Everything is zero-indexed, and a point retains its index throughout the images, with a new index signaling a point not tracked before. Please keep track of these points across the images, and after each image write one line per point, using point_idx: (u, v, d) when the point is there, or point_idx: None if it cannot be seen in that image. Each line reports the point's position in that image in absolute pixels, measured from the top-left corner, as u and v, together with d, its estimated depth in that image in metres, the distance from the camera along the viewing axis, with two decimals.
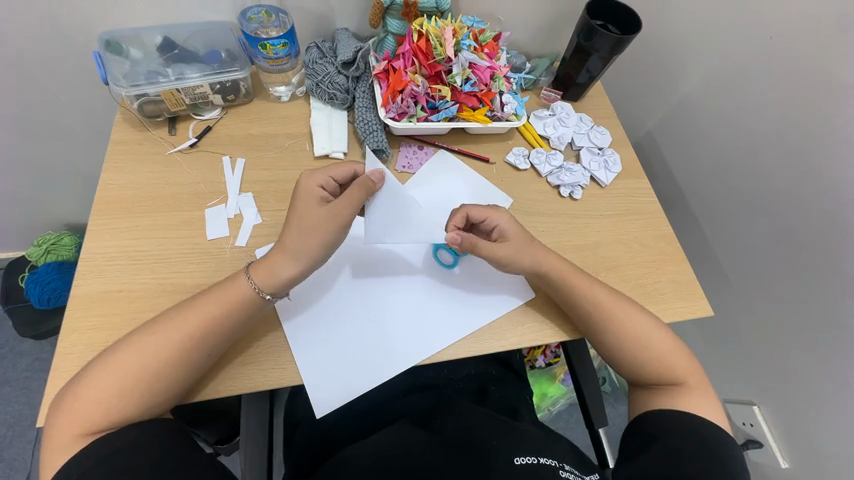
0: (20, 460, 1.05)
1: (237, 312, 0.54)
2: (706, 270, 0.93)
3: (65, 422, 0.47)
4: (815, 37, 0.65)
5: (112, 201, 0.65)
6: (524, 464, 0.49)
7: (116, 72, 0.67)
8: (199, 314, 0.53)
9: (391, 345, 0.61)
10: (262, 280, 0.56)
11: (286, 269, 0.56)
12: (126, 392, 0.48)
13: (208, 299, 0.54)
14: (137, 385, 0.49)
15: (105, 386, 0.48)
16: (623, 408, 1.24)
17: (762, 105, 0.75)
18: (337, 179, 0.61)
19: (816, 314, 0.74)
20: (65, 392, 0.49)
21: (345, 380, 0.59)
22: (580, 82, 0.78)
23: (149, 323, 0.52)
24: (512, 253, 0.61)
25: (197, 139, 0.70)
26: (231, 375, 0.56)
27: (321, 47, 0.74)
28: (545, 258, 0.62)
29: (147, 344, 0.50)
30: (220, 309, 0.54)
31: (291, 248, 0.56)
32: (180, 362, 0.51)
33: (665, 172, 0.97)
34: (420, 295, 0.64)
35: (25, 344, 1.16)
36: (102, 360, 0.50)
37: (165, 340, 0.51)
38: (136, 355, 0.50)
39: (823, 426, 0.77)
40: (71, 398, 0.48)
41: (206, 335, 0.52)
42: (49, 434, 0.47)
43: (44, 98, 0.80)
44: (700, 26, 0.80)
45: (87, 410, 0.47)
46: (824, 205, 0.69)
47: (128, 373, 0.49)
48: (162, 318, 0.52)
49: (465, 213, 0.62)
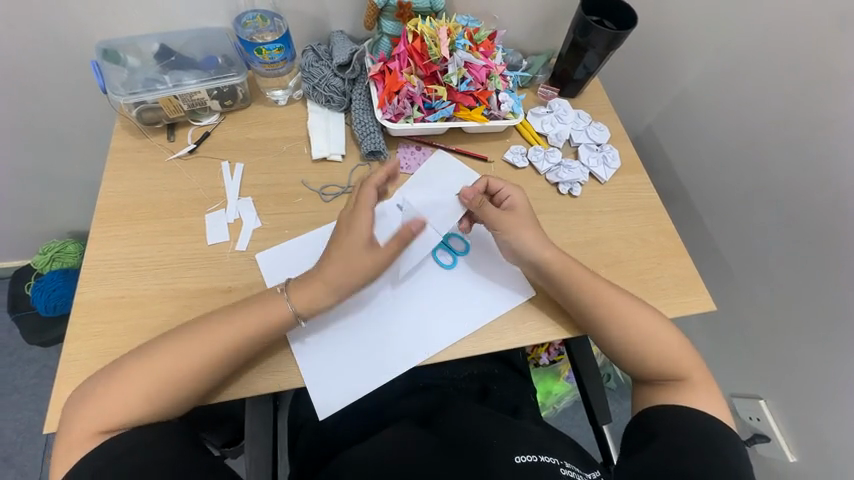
0: (30, 466, 1.07)
1: (274, 324, 0.55)
2: (709, 265, 0.93)
3: (88, 418, 0.48)
4: (814, 27, 0.65)
5: (113, 208, 0.66)
6: (523, 462, 0.48)
7: (114, 81, 0.67)
8: (239, 324, 0.54)
9: (396, 342, 0.61)
10: (301, 301, 0.56)
11: (326, 295, 0.57)
12: (156, 393, 0.50)
13: (251, 313, 0.55)
14: (169, 387, 0.50)
15: (132, 383, 0.49)
16: (628, 405, 1.24)
17: (762, 97, 0.74)
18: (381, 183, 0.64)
19: (821, 307, 0.73)
20: (90, 386, 0.50)
21: (348, 377, 0.59)
22: (577, 79, 0.77)
23: (182, 329, 0.53)
24: (519, 222, 0.63)
25: (196, 145, 0.71)
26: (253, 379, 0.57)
27: (317, 50, 0.74)
28: (546, 244, 0.62)
29: (185, 349, 0.51)
30: (260, 320, 0.55)
31: (332, 281, 0.57)
32: (220, 368, 0.53)
33: (666, 166, 0.97)
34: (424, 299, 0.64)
35: (33, 351, 1.17)
36: (140, 358, 0.51)
37: (207, 346, 0.52)
38: (166, 360, 0.51)
39: (830, 419, 0.76)
40: (100, 390, 0.49)
41: (242, 345, 0.54)
42: (68, 427, 0.48)
43: (45, 107, 0.81)
44: (698, 18, 0.79)
45: (106, 408, 0.48)
46: (827, 196, 0.68)
47: (167, 371, 0.50)
48: (206, 323, 0.54)
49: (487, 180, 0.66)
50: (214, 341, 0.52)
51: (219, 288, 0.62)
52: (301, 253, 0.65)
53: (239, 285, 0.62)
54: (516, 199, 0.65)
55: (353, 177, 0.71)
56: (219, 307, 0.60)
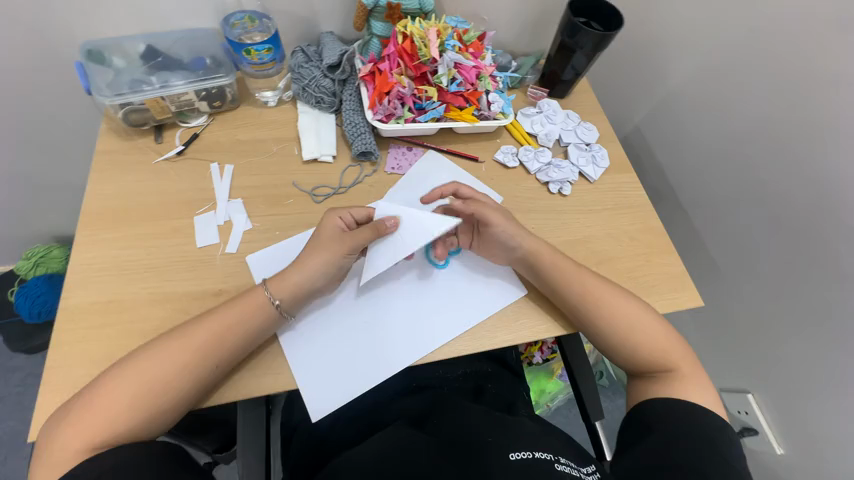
0: (14, 478, 1.04)
1: (251, 320, 0.56)
2: (696, 262, 0.94)
3: (69, 435, 0.46)
4: (795, 27, 0.67)
5: (100, 211, 0.65)
6: (519, 459, 0.49)
7: (99, 81, 0.66)
8: (218, 327, 0.54)
9: (391, 342, 0.61)
10: (276, 288, 0.57)
11: (301, 278, 0.58)
12: (139, 403, 0.49)
13: (227, 313, 0.55)
14: (150, 396, 0.49)
15: (113, 395, 0.48)
16: (620, 401, 1.25)
17: (746, 96, 0.76)
18: (355, 219, 0.64)
19: (806, 301, 0.75)
20: (68, 408, 0.48)
21: (343, 377, 0.59)
22: (565, 79, 0.78)
23: (159, 340, 0.53)
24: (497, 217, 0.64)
25: (184, 147, 0.70)
26: (238, 383, 0.56)
27: (307, 51, 0.74)
28: (526, 237, 0.64)
29: (162, 356, 0.51)
30: (238, 320, 0.55)
31: (306, 263, 0.59)
32: (200, 370, 0.52)
33: (653, 166, 0.98)
34: (416, 302, 0.64)
35: (16, 359, 1.14)
36: (118, 371, 0.50)
37: (185, 350, 0.52)
38: (144, 371, 0.50)
39: (816, 410, 0.78)
40: (79, 407, 0.48)
41: (219, 345, 0.53)
42: (48, 448, 0.46)
43: (27, 109, 0.80)
44: (682, 20, 0.81)
45: (88, 424, 0.46)
46: (811, 192, 0.70)
47: (146, 379, 0.50)
48: (181, 330, 0.53)
49: (456, 187, 0.68)
50: (190, 346, 0.52)
51: (210, 291, 0.61)
52: (294, 254, 0.65)
53: (230, 288, 0.61)
54: (492, 205, 0.67)
55: (345, 178, 0.71)
56: (210, 310, 0.60)
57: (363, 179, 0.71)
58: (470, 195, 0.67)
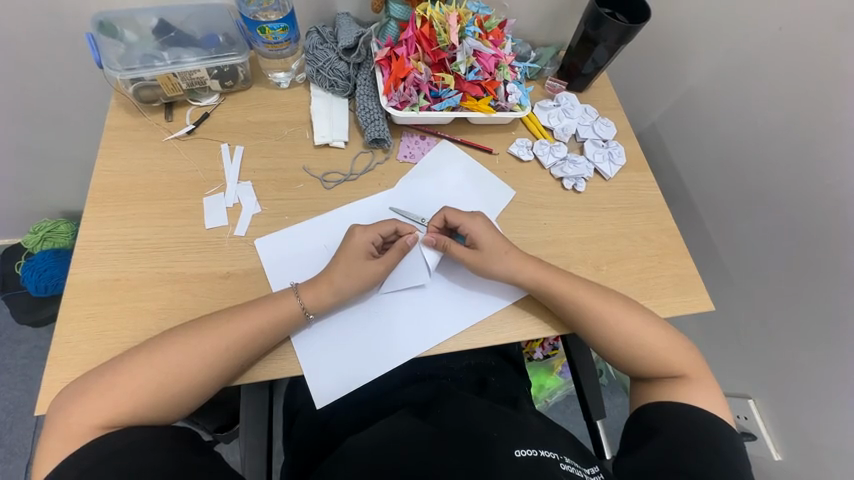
0: (20, 446, 1.06)
1: (279, 326, 0.56)
2: (706, 264, 0.93)
3: (86, 411, 0.47)
4: (823, 31, 0.65)
5: (109, 188, 0.64)
6: (524, 456, 0.48)
7: (110, 55, 0.65)
8: (240, 328, 0.54)
9: (393, 348, 0.60)
10: (310, 301, 0.58)
11: (333, 295, 0.59)
12: (160, 389, 0.50)
13: (253, 313, 0.55)
14: (169, 387, 0.50)
15: (134, 376, 0.49)
16: (620, 400, 1.27)
17: (769, 99, 0.74)
18: (384, 236, 0.63)
19: (813, 310, 0.74)
20: (81, 385, 0.49)
21: (336, 381, 0.58)
22: (585, 73, 0.76)
23: (180, 332, 0.53)
24: (483, 260, 0.62)
25: (195, 125, 0.69)
26: (253, 372, 0.56)
27: (322, 33, 0.72)
28: (521, 262, 0.62)
29: (180, 350, 0.51)
30: (269, 324, 0.55)
31: (337, 284, 0.59)
32: (216, 368, 0.52)
33: (668, 164, 0.96)
34: (427, 299, 0.63)
35: (23, 331, 1.16)
36: (143, 355, 0.51)
37: (212, 345, 0.52)
38: (163, 363, 0.50)
39: (817, 419, 0.78)
40: (99, 384, 0.49)
41: (247, 350, 0.54)
42: (61, 420, 0.47)
43: (39, 81, 0.79)
44: (710, 16, 0.78)
45: (97, 406, 0.47)
46: (829, 200, 0.69)
47: (163, 371, 0.50)
48: (205, 325, 0.53)
49: (443, 215, 0.64)
50: (212, 344, 0.52)
51: (216, 273, 0.61)
52: (302, 241, 0.64)
53: (238, 271, 0.61)
54: (482, 231, 0.63)
55: (356, 164, 0.70)
56: (217, 293, 0.59)
57: (374, 167, 0.70)
58: (459, 224, 0.64)
